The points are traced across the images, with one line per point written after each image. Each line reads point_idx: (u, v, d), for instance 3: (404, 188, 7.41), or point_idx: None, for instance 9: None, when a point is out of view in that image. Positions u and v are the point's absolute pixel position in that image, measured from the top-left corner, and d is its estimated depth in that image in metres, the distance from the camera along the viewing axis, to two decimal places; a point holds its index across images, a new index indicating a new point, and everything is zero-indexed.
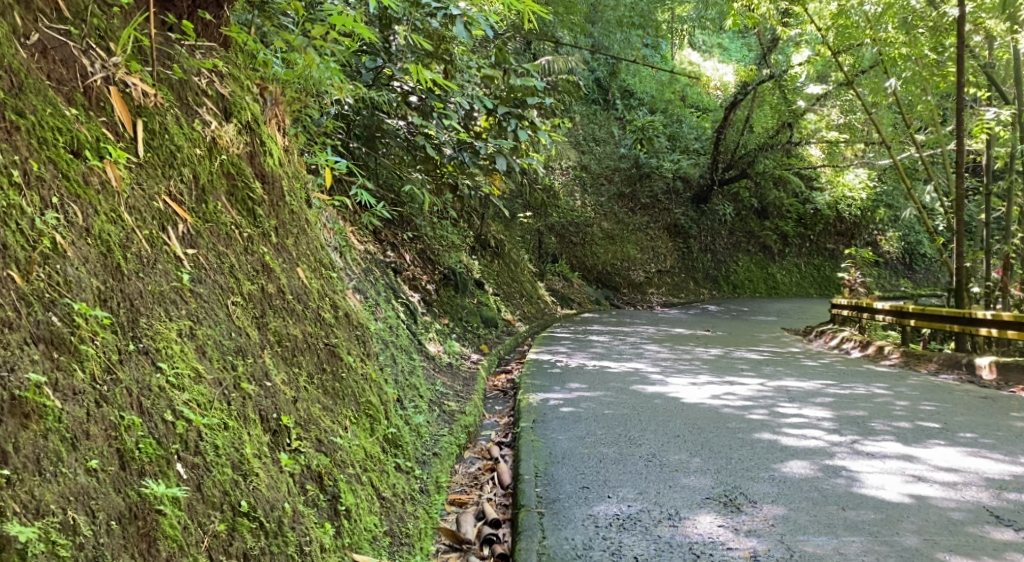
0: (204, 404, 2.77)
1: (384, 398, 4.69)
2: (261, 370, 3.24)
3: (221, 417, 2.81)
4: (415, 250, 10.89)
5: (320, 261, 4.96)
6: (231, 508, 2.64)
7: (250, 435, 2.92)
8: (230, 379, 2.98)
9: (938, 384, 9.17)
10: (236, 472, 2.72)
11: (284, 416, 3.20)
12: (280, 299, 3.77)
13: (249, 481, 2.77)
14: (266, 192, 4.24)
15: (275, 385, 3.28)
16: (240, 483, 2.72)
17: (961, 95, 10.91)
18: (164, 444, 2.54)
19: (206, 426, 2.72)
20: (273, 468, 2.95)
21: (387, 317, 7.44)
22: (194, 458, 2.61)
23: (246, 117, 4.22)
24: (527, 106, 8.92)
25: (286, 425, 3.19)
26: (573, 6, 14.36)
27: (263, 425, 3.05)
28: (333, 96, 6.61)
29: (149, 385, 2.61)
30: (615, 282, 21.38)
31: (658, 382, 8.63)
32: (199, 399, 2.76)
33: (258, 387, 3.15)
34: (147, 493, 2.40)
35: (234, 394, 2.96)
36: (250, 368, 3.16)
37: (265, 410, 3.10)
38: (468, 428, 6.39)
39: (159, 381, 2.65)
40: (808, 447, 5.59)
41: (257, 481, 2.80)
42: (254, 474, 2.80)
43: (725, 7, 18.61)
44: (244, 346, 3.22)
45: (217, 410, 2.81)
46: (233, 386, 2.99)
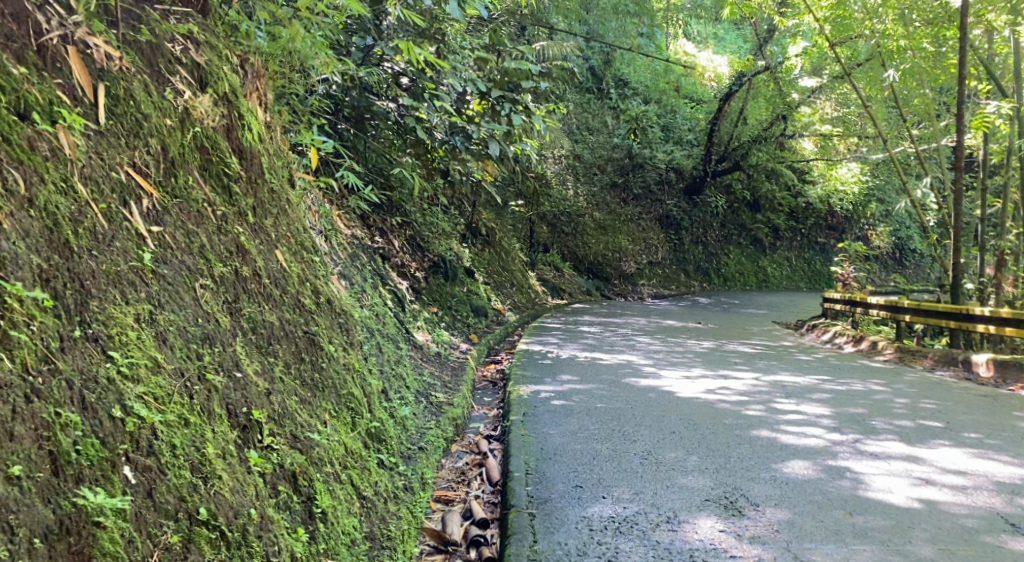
0: (162, 399, 2.54)
1: (367, 389, 4.46)
2: (232, 359, 3.00)
3: (180, 412, 2.58)
4: (404, 236, 10.64)
5: (301, 245, 4.70)
6: (188, 517, 2.41)
7: (215, 432, 2.68)
8: (194, 370, 2.75)
9: (934, 381, 8.98)
10: (195, 476, 2.50)
11: (256, 410, 2.96)
12: (256, 284, 3.52)
13: (210, 485, 2.53)
14: (243, 169, 3.99)
15: (246, 376, 3.04)
16: (200, 487, 2.49)
17: (960, 88, 10.72)
18: (109, 445, 2.31)
19: (162, 424, 2.48)
20: (240, 470, 2.70)
21: (374, 305, 7.20)
22: (147, 459, 2.39)
23: (223, 88, 3.97)
24: (522, 90, 8.67)
25: (258, 419, 2.96)
26: None
27: (231, 420, 2.81)
28: (318, 72, 6.34)
29: (96, 376, 2.38)
30: (606, 273, 21.18)
31: (651, 375, 8.42)
32: (156, 392, 2.53)
33: (227, 378, 2.90)
34: (83, 504, 2.16)
35: (198, 387, 2.72)
36: (218, 357, 2.92)
37: (232, 403, 2.86)
38: (457, 421, 6.16)
39: (109, 372, 2.42)
40: (810, 447, 5.37)
41: (220, 485, 2.56)
42: (216, 477, 2.57)
43: None
44: (213, 333, 2.97)
45: (176, 405, 2.58)
46: (198, 377, 2.75)
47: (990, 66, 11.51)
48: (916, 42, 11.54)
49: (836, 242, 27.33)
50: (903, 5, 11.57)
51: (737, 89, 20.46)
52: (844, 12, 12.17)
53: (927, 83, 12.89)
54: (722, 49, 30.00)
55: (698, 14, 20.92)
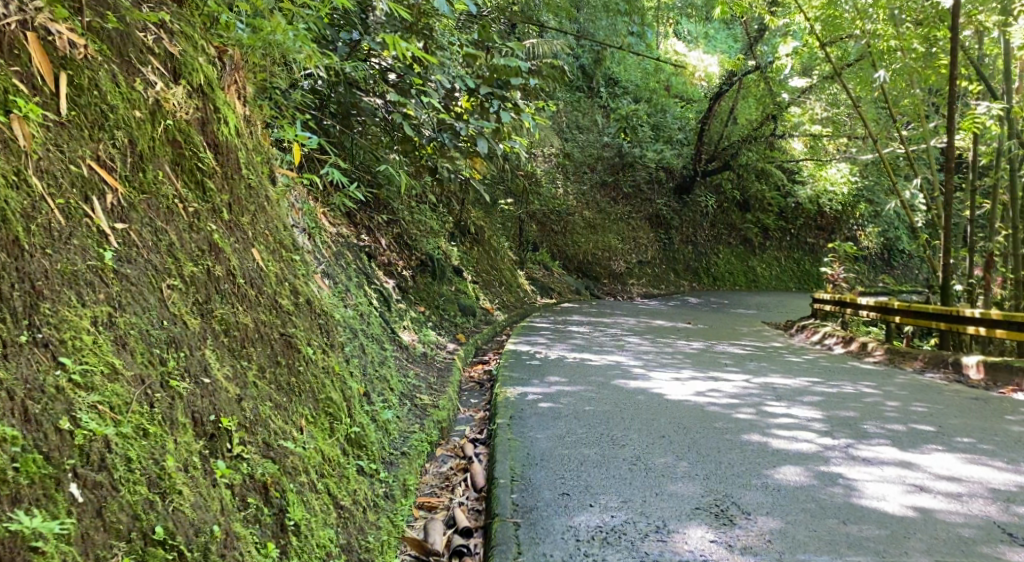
0: (118, 407, 2.49)
1: (348, 392, 4.32)
2: (200, 364, 2.91)
3: (138, 423, 2.53)
4: (391, 234, 10.50)
5: (280, 243, 4.56)
6: (141, 536, 2.37)
7: (176, 443, 2.62)
8: (156, 376, 2.68)
9: (925, 384, 8.88)
10: (152, 491, 2.45)
11: (225, 418, 2.88)
12: (230, 285, 3.39)
13: (169, 500, 2.49)
14: (218, 163, 3.85)
15: (215, 382, 2.94)
16: (156, 505, 2.44)
17: (951, 88, 10.63)
18: (54, 460, 2.27)
19: (116, 436, 2.44)
20: (204, 483, 2.65)
21: (359, 304, 7.06)
22: (97, 475, 2.35)
23: (199, 80, 3.83)
24: (511, 87, 8.56)
25: (227, 427, 2.88)
26: None
27: (196, 430, 2.74)
28: (302, 65, 6.18)
29: (42, 386, 2.34)
30: (596, 272, 21.07)
31: (640, 376, 8.31)
32: (112, 401, 2.48)
33: (193, 383, 2.82)
34: (19, 528, 2.13)
35: (159, 394, 2.66)
36: (184, 361, 2.83)
37: (199, 411, 2.78)
38: (442, 424, 6.03)
39: (58, 381, 2.38)
40: (800, 452, 5.25)
41: (179, 500, 2.51)
42: (176, 492, 2.52)
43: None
44: (180, 337, 2.88)
45: (134, 414, 2.53)
46: (160, 384, 2.68)
47: (981, 66, 11.43)
48: (906, 42, 11.46)
49: (825, 242, 27.27)
50: (894, 5, 11.50)
51: (727, 87, 20.11)
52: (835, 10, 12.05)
53: (917, 83, 12.81)
54: (712, 48, 29.93)
55: (688, 12, 20.80)
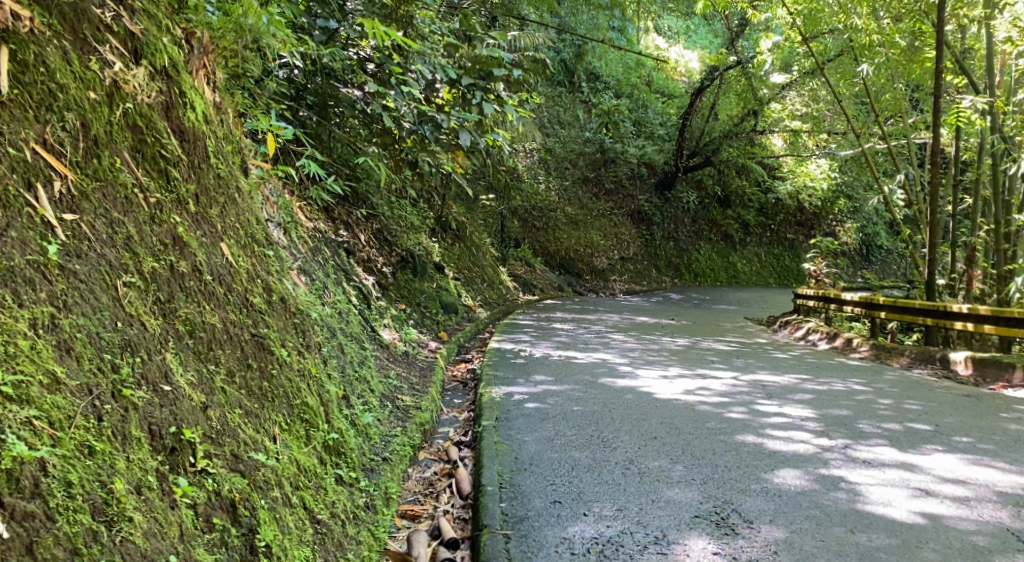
0: (59, 422, 2.27)
1: (324, 395, 4.07)
2: (160, 370, 2.67)
3: (83, 439, 2.31)
4: (371, 230, 10.21)
5: (252, 238, 4.30)
6: None
7: (129, 461, 2.40)
8: (107, 386, 2.45)
9: (914, 380, 8.69)
10: (98, 519, 2.23)
11: (188, 429, 2.64)
12: (196, 282, 3.14)
13: (117, 530, 2.26)
14: (184, 151, 3.59)
15: (177, 389, 2.70)
16: (101, 535, 2.22)
17: (937, 82, 10.45)
18: None
19: (53, 456, 2.22)
20: (160, 506, 2.42)
21: (337, 302, 6.80)
22: (28, 505, 2.12)
23: (162, 61, 3.57)
24: (494, 78, 8.29)
25: (191, 440, 2.64)
26: None
27: (154, 444, 2.50)
28: (275, 51, 5.90)
29: None
30: (578, 268, 20.84)
31: (627, 375, 8.10)
32: (51, 417, 2.27)
33: (151, 392, 2.59)
34: None
35: (110, 406, 2.43)
36: (140, 368, 2.59)
37: (157, 423, 2.55)
38: (424, 426, 5.77)
39: None
40: (797, 452, 5.04)
41: (130, 529, 2.29)
42: (127, 519, 2.30)
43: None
44: (137, 340, 2.65)
45: (78, 430, 2.31)
46: (111, 394, 2.45)
47: (965, 61, 11.27)
48: (889, 36, 11.29)
49: (805, 239, 27.16)
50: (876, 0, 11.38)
51: (709, 82, 19.68)
52: (818, 4, 11.87)
53: (899, 78, 12.67)
54: (693, 44, 29.85)
55: (668, 8, 20.57)
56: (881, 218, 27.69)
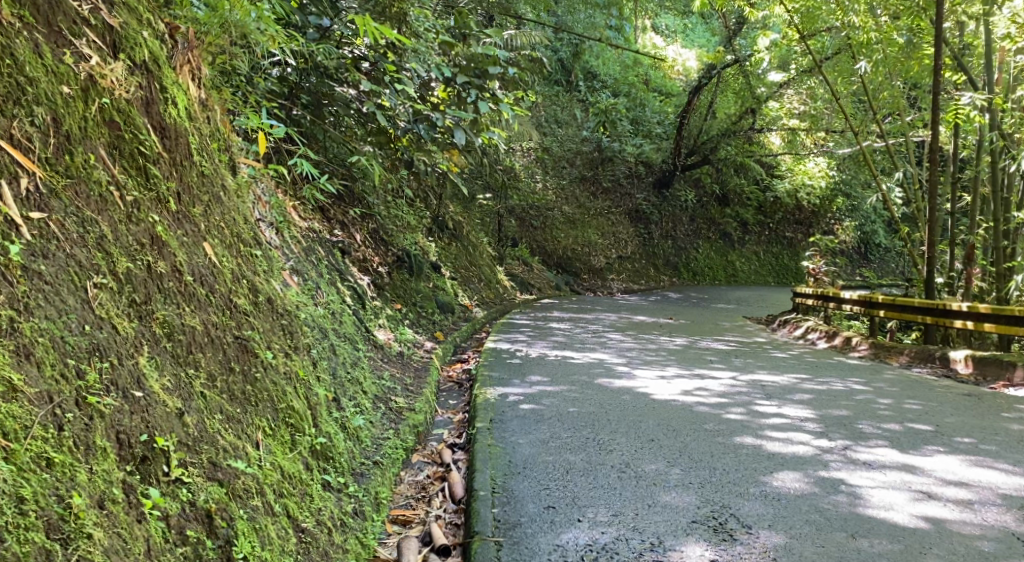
0: (14, 433, 2.23)
1: (313, 399, 3.96)
2: (132, 375, 2.62)
3: (41, 451, 2.26)
4: (366, 230, 10.10)
5: (239, 236, 4.19)
6: None
7: (93, 471, 2.36)
8: (70, 393, 2.40)
9: (914, 379, 8.59)
10: (53, 537, 2.19)
11: (160, 437, 2.60)
12: (176, 283, 3.07)
13: (74, 547, 2.22)
14: (165, 148, 3.52)
15: (150, 395, 2.65)
16: (56, 554, 2.18)
17: (936, 79, 10.35)
18: None
19: (8, 470, 2.18)
20: (125, 520, 2.38)
21: (330, 302, 6.70)
22: None
23: (142, 55, 3.50)
24: (489, 76, 8.23)
25: (164, 448, 2.60)
26: None
27: (120, 454, 2.46)
28: (265, 47, 5.79)
29: None
30: (576, 267, 20.73)
31: (624, 375, 7.99)
32: (6, 428, 2.22)
33: (121, 398, 2.54)
34: None
35: (73, 413, 2.38)
36: (109, 373, 2.54)
37: (125, 431, 2.51)
38: (418, 428, 5.67)
39: None
40: (797, 454, 4.94)
41: (88, 546, 2.24)
42: (87, 535, 2.25)
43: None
44: (105, 343, 2.59)
45: (36, 441, 2.27)
46: (75, 401, 2.41)
47: (964, 58, 11.17)
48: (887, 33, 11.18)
49: (803, 237, 27.06)
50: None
51: (707, 81, 19.55)
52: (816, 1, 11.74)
53: (898, 75, 12.56)
54: (691, 42, 29.75)
55: (665, 6, 20.47)
56: (879, 216, 27.61)
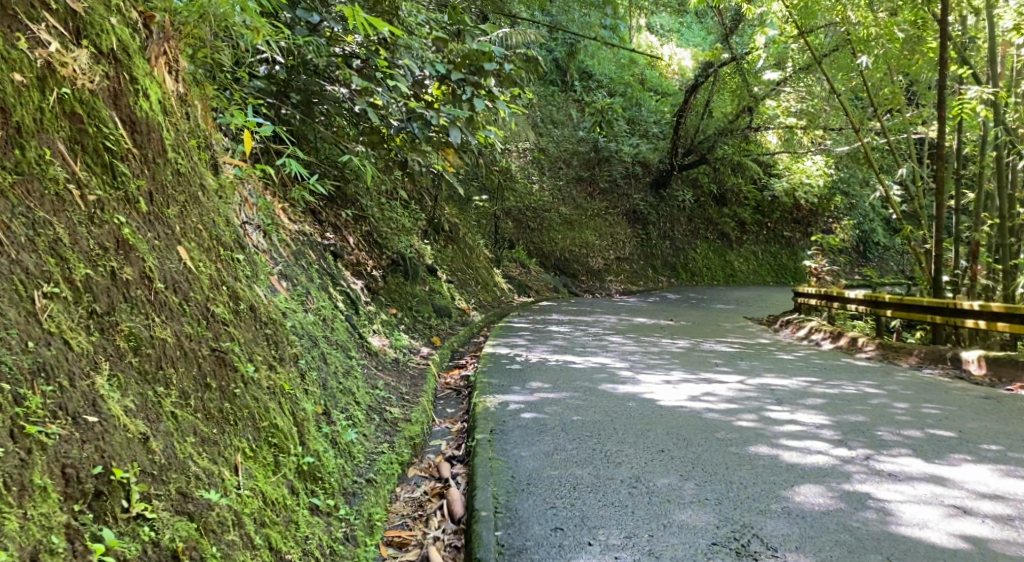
0: None
1: (299, 414, 3.67)
2: (86, 397, 2.44)
3: None
4: (360, 232, 9.83)
5: (219, 241, 3.92)
6: None
7: (28, 517, 2.19)
8: (6, 423, 2.23)
9: (926, 381, 8.28)
10: None
11: (118, 468, 2.41)
12: (145, 291, 2.85)
13: None
14: (136, 143, 3.29)
15: (106, 419, 2.46)
16: None
17: (941, 74, 10.05)
18: None
19: None
20: None
21: (321, 308, 6.41)
22: None
23: (109, 43, 3.28)
24: (485, 73, 7.89)
25: (123, 479, 2.42)
26: None
27: (66, 490, 2.28)
28: (248, 41, 5.51)
29: None
30: (573, 269, 20.46)
31: (628, 380, 7.70)
32: None
33: (69, 426, 2.37)
34: None
35: (10, 446, 2.22)
36: (55, 399, 2.37)
37: (74, 465, 2.33)
38: (414, 440, 5.37)
39: None
40: (816, 464, 4.67)
41: None
42: None
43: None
44: (50, 362, 2.41)
45: None
46: (8, 434, 2.22)
47: (967, 53, 10.88)
48: (887, 29, 10.88)
49: (802, 236, 26.81)
50: None
51: (702, 79, 19.24)
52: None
53: (898, 71, 12.27)
54: (686, 42, 29.53)
55: (660, 5, 20.21)
56: (878, 214, 27.33)
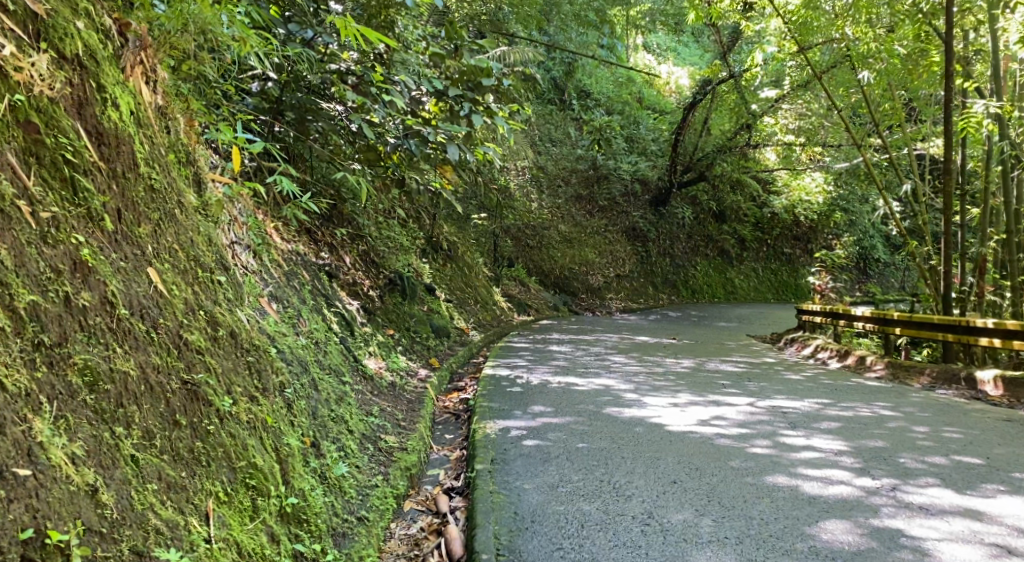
0: None
1: (282, 450, 3.42)
2: (19, 446, 2.35)
3: None
4: (356, 252, 9.54)
5: (198, 262, 3.63)
6: None
7: None
8: None
9: (942, 402, 7.94)
10: None
11: (54, 532, 2.34)
12: (105, 318, 2.75)
13: None
14: (105, 156, 3.09)
15: (45, 468, 2.39)
16: None
17: (946, 87, 9.74)
18: None
19: None
20: None
21: (314, 331, 6.11)
22: None
23: (73, 49, 3.07)
24: (483, 89, 7.73)
25: (60, 542, 2.34)
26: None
27: None
28: (233, 52, 5.22)
29: None
30: (573, 287, 20.16)
31: (634, 403, 7.38)
32: None
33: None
34: None
35: None
36: None
37: None
38: (411, 471, 5.06)
39: None
40: (840, 496, 4.36)
41: None
42: None
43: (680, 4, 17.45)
44: None
45: None
46: None
47: (971, 68, 10.60)
48: (887, 44, 10.63)
49: (803, 253, 26.51)
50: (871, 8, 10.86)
51: (701, 96, 19.09)
52: (815, 12, 11.16)
53: (900, 86, 11.98)
54: (683, 60, 29.43)
55: (657, 23, 20.05)
56: (878, 231, 27.05)
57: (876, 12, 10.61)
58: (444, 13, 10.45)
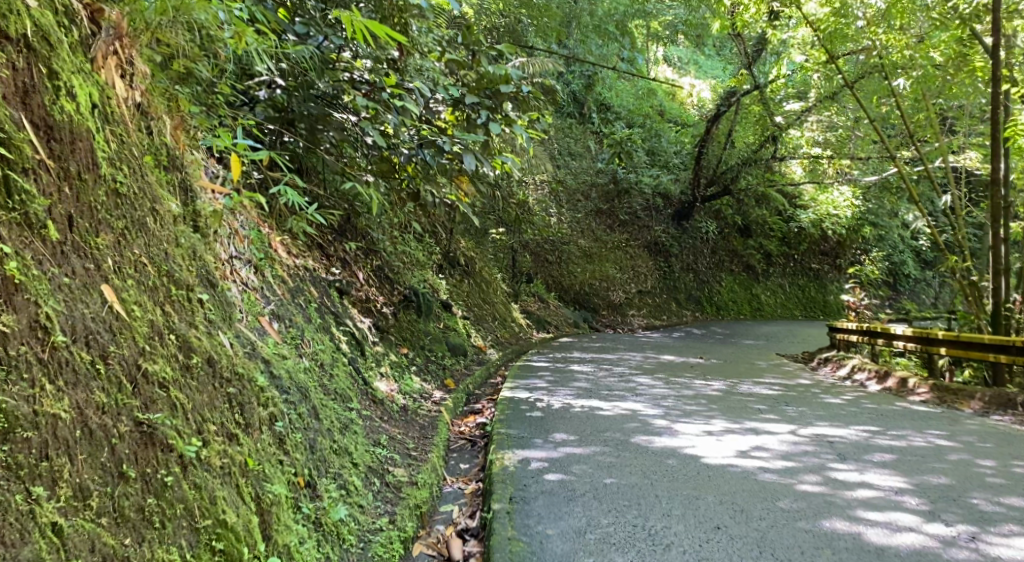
0: None
1: (264, 500, 3.06)
2: None
3: None
4: (369, 266, 9.07)
5: (172, 277, 3.18)
6: None
7: None
8: None
9: (1002, 431, 7.30)
10: None
11: None
12: (34, 347, 2.41)
13: None
14: (50, 156, 2.69)
15: None
16: None
17: (989, 94, 9.10)
18: None
19: None
20: None
21: (319, 352, 5.63)
22: None
23: (19, 28, 2.66)
24: (501, 96, 7.17)
25: None
26: (546, 9, 12.80)
27: None
28: (228, 48, 4.70)
29: None
30: (594, 304, 19.62)
31: (665, 430, 6.82)
32: None
33: None
34: None
35: None
36: None
37: None
38: (421, 508, 4.53)
39: None
40: (910, 547, 3.87)
41: None
42: None
43: (703, 14, 16.85)
44: None
45: None
46: None
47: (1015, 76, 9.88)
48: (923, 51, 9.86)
49: (830, 269, 25.75)
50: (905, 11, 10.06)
51: (725, 108, 18.47)
52: (846, 19, 10.50)
53: (936, 94, 11.24)
54: (706, 73, 28.93)
55: (678, 35, 19.46)
56: (908, 244, 26.26)
57: (910, 16, 9.91)
58: (460, 20, 9.96)
